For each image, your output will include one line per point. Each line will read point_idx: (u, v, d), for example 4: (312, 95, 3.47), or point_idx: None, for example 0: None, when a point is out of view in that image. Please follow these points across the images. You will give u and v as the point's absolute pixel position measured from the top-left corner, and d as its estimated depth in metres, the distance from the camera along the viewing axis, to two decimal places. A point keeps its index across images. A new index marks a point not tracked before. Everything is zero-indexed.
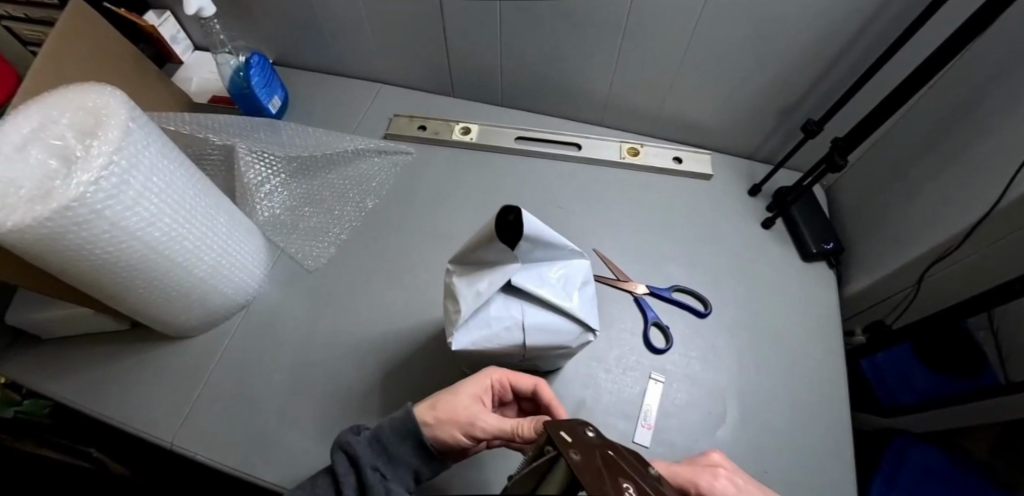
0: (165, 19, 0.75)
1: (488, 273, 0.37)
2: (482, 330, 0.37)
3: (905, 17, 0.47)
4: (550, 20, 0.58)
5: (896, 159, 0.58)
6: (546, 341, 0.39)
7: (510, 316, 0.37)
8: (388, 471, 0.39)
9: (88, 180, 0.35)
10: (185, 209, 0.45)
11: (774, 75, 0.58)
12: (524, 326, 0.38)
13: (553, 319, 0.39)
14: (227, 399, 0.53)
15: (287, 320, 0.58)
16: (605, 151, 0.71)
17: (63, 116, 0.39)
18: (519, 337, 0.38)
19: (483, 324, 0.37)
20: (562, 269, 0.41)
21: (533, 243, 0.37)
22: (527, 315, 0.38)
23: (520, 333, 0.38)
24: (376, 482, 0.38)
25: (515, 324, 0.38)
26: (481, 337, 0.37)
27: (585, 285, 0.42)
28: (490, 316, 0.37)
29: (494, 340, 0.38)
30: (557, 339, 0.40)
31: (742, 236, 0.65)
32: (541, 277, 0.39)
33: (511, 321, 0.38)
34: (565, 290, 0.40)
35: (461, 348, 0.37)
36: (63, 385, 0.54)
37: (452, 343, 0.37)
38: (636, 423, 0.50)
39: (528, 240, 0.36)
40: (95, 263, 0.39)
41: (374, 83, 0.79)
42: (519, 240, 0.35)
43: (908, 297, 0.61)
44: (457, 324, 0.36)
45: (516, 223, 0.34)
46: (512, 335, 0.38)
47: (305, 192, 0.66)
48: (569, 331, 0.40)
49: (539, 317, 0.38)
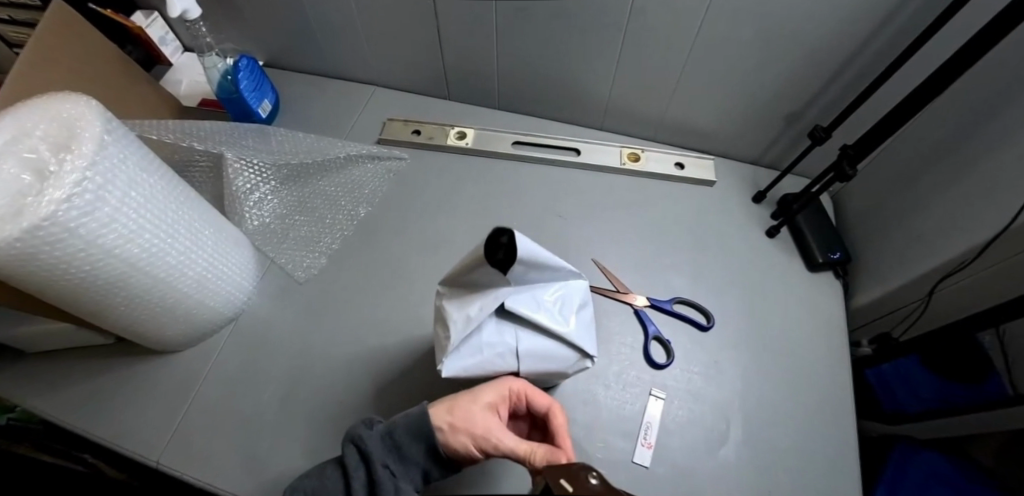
0: (153, 20, 0.73)
1: (478, 297, 0.35)
2: (473, 356, 0.36)
3: (918, 21, 0.45)
4: (547, 22, 0.56)
5: (907, 168, 0.56)
6: (540, 367, 0.38)
7: (503, 343, 0.36)
8: (399, 469, 0.37)
9: (60, 197, 0.33)
10: (167, 223, 0.43)
11: (780, 79, 0.56)
12: (517, 353, 0.37)
13: (548, 345, 0.38)
14: (216, 416, 0.51)
15: (278, 333, 0.56)
16: (605, 157, 0.69)
17: (38, 127, 0.37)
18: (511, 364, 0.37)
19: (475, 351, 0.36)
20: (558, 291, 0.39)
21: (527, 268, 0.35)
22: (520, 341, 0.37)
23: (512, 359, 0.37)
24: (386, 480, 0.36)
25: (509, 350, 0.37)
26: (473, 363, 0.36)
27: (582, 307, 0.41)
28: (482, 342, 0.36)
29: (487, 366, 0.36)
30: (552, 365, 0.39)
31: (746, 245, 0.63)
32: (536, 301, 0.37)
33: (504, 347, 0.36)
34: (561, 314, 0.38)
35: (451, 373, 0.36)
36: (49, 400, 0.53)
37: (442, 369, 0.35)
38: (636, 442, 0.49)
39: (522, 265, 0.34)
40: (70, 281, 0.38)
41: (369, 85, 0.77)
42: (512, 265, 0.34)
43: (918, 309, 0.59)
44: (448, 350, 0.35)
45: (509, 249, 0.33)
46: (505, 362, 0.37)
47: (296, 199, 0.65)
48: (565, 358, 0.39)
49: (533, 343, 0.37)
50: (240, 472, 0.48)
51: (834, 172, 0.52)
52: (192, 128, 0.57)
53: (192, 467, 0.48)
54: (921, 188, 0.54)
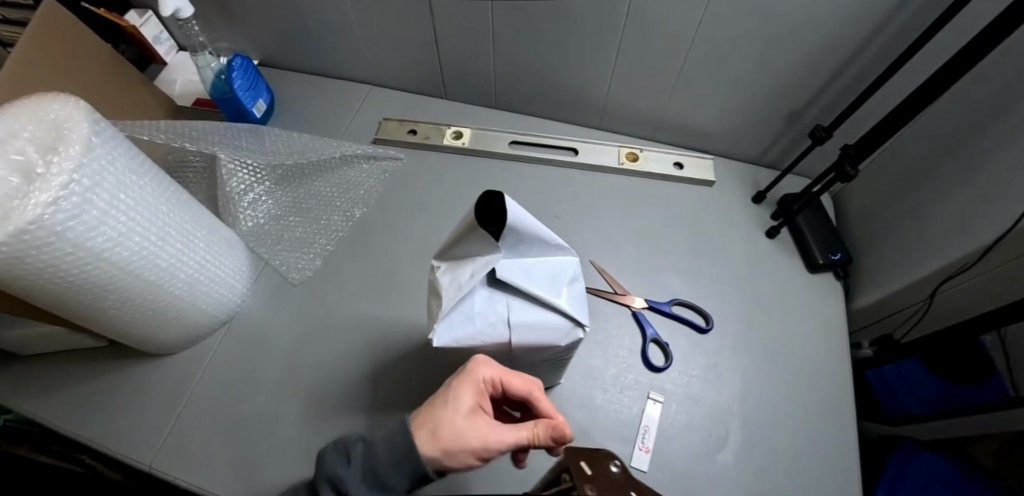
0: (147, 19, 0.73)
1: (468, 265, 0.34)
2: (465, 325, 0.35)
3: (921, 21, 0.44)
4: (543, 20, 0.55)
5: (909, 169, 0.55)
6: (533, 339, 0.35)
7: (493, 312, 0.35)
8: None
9: (46, 201, 0.33)
10: (156, 225, 0.43)
11: (780, 79, 0.56)
12: (509, 323, 0.35)
13: (539, 314, 0.35)
14: (209, 420, 0.51)
15: (272, 336, 0.56)
16: (603, 157, 0.68)
17: (24, 127, 0.36)
18: (504, 334, 0.35)
19: (465, 318, 0.35)
20: (551, 263, 0.37)
21: (518, 234, 0.33)
22: (512, 310, 0.35)
23: (504, 329, 0.35)
24: None
25: (500, 319, 0.35)
26: (465, 333, 0.35)
27: (576, 281, 0.39)
28: (473, 311, 0.35)
29: (478, 337, 0.35)
30: (546, 338, 0.36)
31: (745, 246, 0.62)
32: (527, 271, 0.36)
33: (495, 317, 0.35)
34: (554, 284, 0.37)
35: (444, 345, 0.35)
36: (42, 403, 0.52)
37: (433, 338, 0.34)
38: (634, 446, 0.48)
39: (512, 231, 0.33)
40: (58, 284, 0.37)
41: (365, 84, 0.76)
42: (501, 230, 0.33)
43: (920, 311, 0.59)
44: (439, 318, 0.34)
45: (498, 211, 0.32)
46: (496, 332, 0.35)
47: (291, 200, 0.64)
48: (558, 328, 0.36)
49: (524, 313, 0.35)
50: (234, 477, 0.47)
51: (835, 172, 0.52)
52: (185, 129, 0.56)
53: (185, 472, 0.47)
54: (922, 188, 0.53)
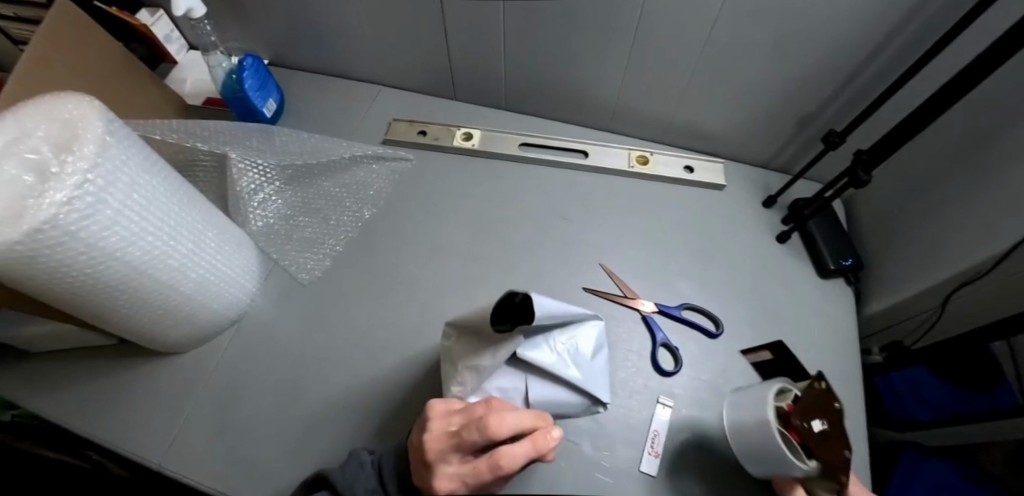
0: (158, 18, 0.73)
1: (488, 345, 0.35)
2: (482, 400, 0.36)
3: (936, 26, 0.44)
4: (553, 21, 0.55)
5: (923, 174, 0.54)
6: (548, 410, 0.38)
7: (512, 387, 0.36)
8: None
9: (60, 201, 0.33)
10: (169, 225, 0.43)
11: (793, 84, 0.55)
12: (525, 397, 0.37)
13: (558, 392, 0.37)
14: (217, 420, 0.51)
15: (281, 335, 0.56)
16: (613, 159, 0.68)
17: (39, 128, 0.37)
18: (519, 407, 0.37)
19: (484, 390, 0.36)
20: (574, 336, 0.38)
21: (541, 319, 0.35)
22: (530, 387, 0.37)
23: (520, 402, 0.37)
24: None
25: (517, 395, 0.37)
26: None
27: (597, 352, 0.40)
28: (491, 385, 0.36)
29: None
30: (562, 409, 0.38)
31: (756, 250, 0.62)
32: (548, 348, 0.37)
33: (511, 390, 0.36)
34: (573, 359, 0.38)
35: None
36: (52, 401, 0.53)
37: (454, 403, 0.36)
38: (642, 450, 0.48)
39: (536, 318, 0.34)
40: (70, 283, 0.37)
41: (375, 85, 0.76)
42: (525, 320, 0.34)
43: (932, 317, 0.58)
44: (458, 393, 0.36)
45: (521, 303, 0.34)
46: (513, 406, 0.36)
47: (301, 200, 0.64)
48: (574, 402, 0.38)
49: (543, 390, 0.37)
50: (242, 476, 0.47)
51: (848, 177, 0.51)
52: (196, 128, 0.56)
53: (194, 470, 0.48)
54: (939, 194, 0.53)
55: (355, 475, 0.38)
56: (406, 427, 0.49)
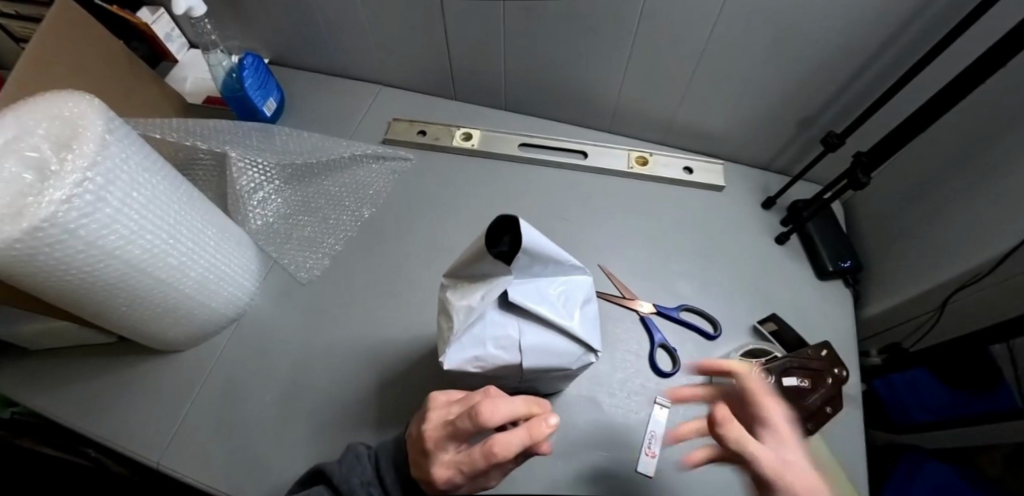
0: (159, 16, 0.73)
1: (479, 287, 0.35)
2: (476, 349, 0.34)
3: (936, 29, 0.44)
4: (554, 22, 0.55)
5: (920, 177, 0.55)
6: (545, 362, 0.36)
7: (506, 334, 0.35)
8: None
9: (60, 199, 0.33)
10: (169, 223, 0.43)
11: (792, 86, 0.55)
12: (521, 346, 0.35)
13: (552, 339, 0.36)
14: (216, 418, 0.51)
15: (280, 334, 0.56)
16: (613, 160, 0.68)
17: (39, 126, 0.37)
18: (516, 358, 0.35)
19: (478, 341, 0.34)
20: (562, 285, 0.38)
21: (532, 258, 0.34)
22: (524, 334, 0.35)
23: (516, 352, 0.35)
24: None
25: (512, 343, 0.35)
26: (476, 357, 0.34)
27: (587, 302, 0.40)
28: (484, 333, 0.34)
29: (489, 361, 0.35)
30: (559, 362, 0.37)
31: (756, 252, 0.62)
32: (539, 294, 0.36)
33: (506, 339, 0.35)
34: (564, 306, 0.37)
35: (454, 367, 0.34)
36: (52, 399, 0.53)
37: (444, 363, 0.34)
38: (640, 451, 0.48)
39: (527, 254, 0.34)
40: (71, 281, 0.38)
41: (375, 85, 0.76)
42: (517, 253, 0.33)
43: (931, 320, 0.59)
44: (450, 341, 0.34)
45: (512, 236, 0.34)
46: (508, 355, 0.35)
47: (300, 199, 0.64)
48: (569, 352, 0.37)
49: (538, 337, 0.35)
50: (242, 475, 0.47)
51: (847, 179, 0.51)
52: (196, 127, 0.56)
53: (193, 468, 0.48)
54: (937, 196, 0.53)
55: (351, 468, 0.38)
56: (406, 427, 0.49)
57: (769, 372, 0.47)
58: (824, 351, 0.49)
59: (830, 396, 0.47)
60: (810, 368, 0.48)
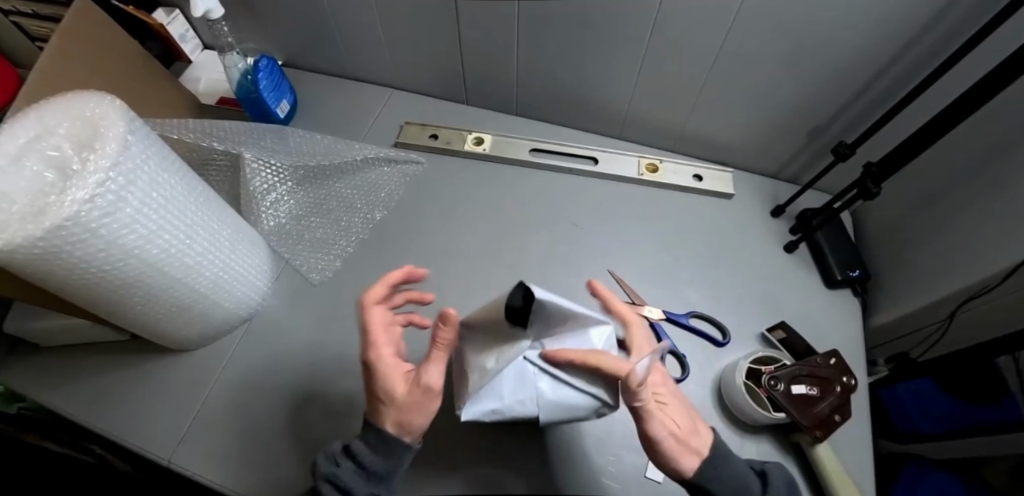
0: (173, 17, 0.73)
1: (496, 349, 0.33)
2: (494, 403, 0.35)
3: (950, 41, 0.45)
4: (567, 30, 0.56)
5: (930, 188, 0.55)
6: (561, 413, 0.36)
7: (522, 392, 0.34)
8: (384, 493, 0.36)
9: (83, 198, 0.33)
10: (185, 223, 0.43)
11: (804, 95, 0.56)
12: (540, 401, 0.35)
13: (570, 396, 0.35)
14: (226, 417, 0.51)
15: (293, 334, 0.57)
16: (624, 167, 0.68)
17: (59, 126, 0.37)
18: (532, 412, 0.35)
19: (496, 398, 0.34)
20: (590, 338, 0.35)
21: (548, 315, 0.32)
22: (542, 391, 0.35)
23: (533, 408, 0.35)
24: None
25: (529, 398, 0.35)
26: (494, 410, 0.35)
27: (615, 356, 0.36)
28: (502, 390, 0.34)
29: (506, 412, 0.35)
30: (575, 413, 0.37)
31: (765, 260, 0.62)
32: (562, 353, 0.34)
33: (524, 396, 0.35)
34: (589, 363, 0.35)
35: (472, 418, 0.35)
36: (65, 395, 0.53)
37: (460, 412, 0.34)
38: (648, 457, 0.48)
39: (543, 312, 0.31)
40: (90, 279, 0.38)
41: (387, 89, 0.77)
42: (533, 313, 0.31)
43: (940, 329, 0.59)
44: (467, 397, 0.34)
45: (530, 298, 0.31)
46: (524, 410, 0.35)
47: (311, 201, 0.65)
48: (588, 407, 0.36)
49: (556, 394, 0.35)
50: (253, 474, 0.48)
51: (857, 189, 0.52)
52: (212, 128, 0.56)
53: (205, 466, 0.48)
54: (948, 207, 0.54)
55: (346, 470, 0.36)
56: None
57: (778, 379, 0.48)
58: (833, 358, 0.49)
59: (839, 404, 0.47)
60: (820, 376, 0.48)
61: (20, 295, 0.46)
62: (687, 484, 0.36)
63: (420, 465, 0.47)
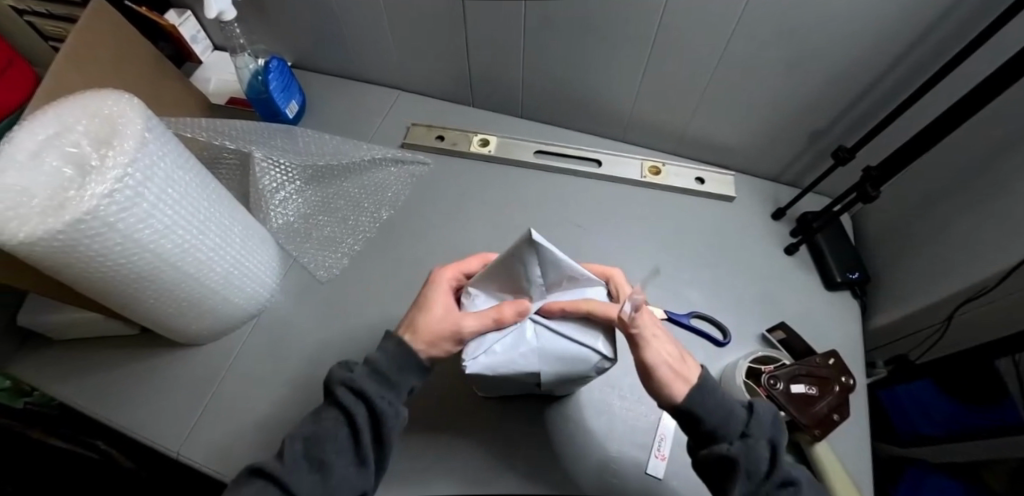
0: (186, 18, 0.75)
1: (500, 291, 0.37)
2: (497, 356, 0.36)
3: (949, 47, 0.46)
4: (572, 33, 0.57)
5: (928, 192, 0.56)
6: (562, 366, 0.37)
7: (522, 342, 0.37)
8: (393, 395, 0.36)
9: (102, 193, 0.34)
10: (198, 218, 0.44)
11: (805, 98, 0.57)
12: (539, 352, 0.37)
13: (567, 346, 0.37)
14: (234, 412, 0.52)
15: (300, 330, 0.58)
16: (626, 169, 0.69)
17: (79, 123, 0.38)
18: (533, 364, 0.37)
19: (497, 351, 0.36)
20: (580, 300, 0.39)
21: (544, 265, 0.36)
22: (540, 342, 0.37)
23: (534, 360, 0.37)
24: (386, 406, 0.35)
25: (530, 350, 0.37)
26: (498, 363, 0.36)
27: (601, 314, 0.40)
28: (504, 341, 0.37)
29: (509, 366, 0.37)
30: (575, 366, 0.38)
31: (765, 262, 0.63)
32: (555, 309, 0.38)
33: (524, 346, 0.37)
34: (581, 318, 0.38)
35: (478, 373, 0.36)
36: (76, 388, 0.54)
37: (465, 366, 0.36)
38: (649, 454, 0.49)
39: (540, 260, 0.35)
40: (106, 272, 0.39)
41: (394, 90, 0.78)
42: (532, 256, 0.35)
43: (938, 332, 0.60)
44: (470, 349, 0.36)
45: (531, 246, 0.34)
46: (526, 360, 0.37)
47: (319, 200, 0.66)
48: (586, 357, 0.37)
49: (553, 344, 0.37)
50: None
51: (856, 192, 0.53)
52: (223, 128, 0.58)
53: (213, 458, 0.49)
54: (947, 210, 0.54)
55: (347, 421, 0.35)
56: (420, 426, 0.50)
57: (777, 379, 0.48)
58: (832, 358, 0.50)
59: (836, 403, 0.48)
60: (818, 376, 0.49)
61: (36, 287, 0.47)
62: (679, 413, 0.36)
63: (425, 458, 0.48)
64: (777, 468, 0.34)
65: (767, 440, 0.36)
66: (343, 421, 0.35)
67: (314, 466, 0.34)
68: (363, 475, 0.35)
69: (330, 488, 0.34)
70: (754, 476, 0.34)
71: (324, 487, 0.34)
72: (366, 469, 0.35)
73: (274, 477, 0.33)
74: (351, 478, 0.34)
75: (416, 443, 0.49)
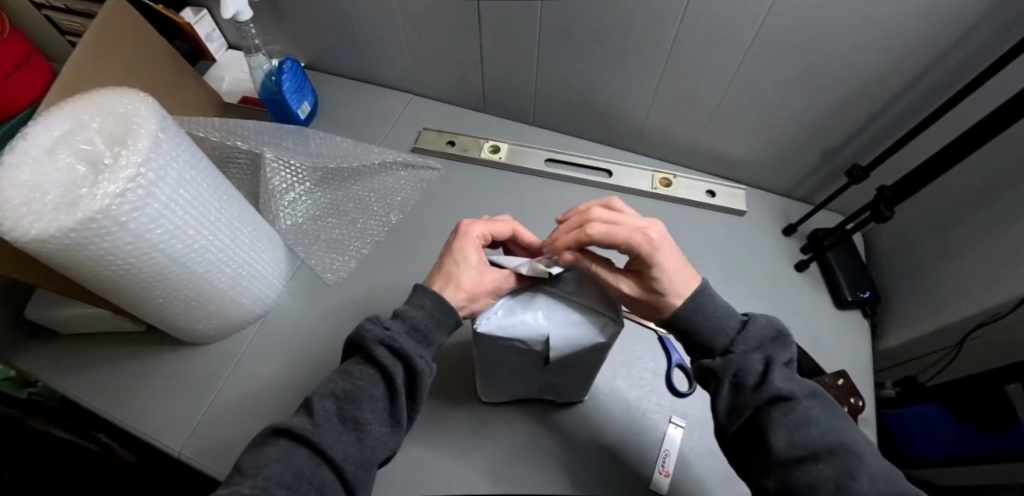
0: (201, 17, 0.75)
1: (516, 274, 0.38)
2: (508, 316, 0.36)
3: (967, 70, 0.45)
4: (587, 44, 0.57)
5: (943, 214, 0.55)
6: (570, 330, 0.36)
7: (532, 305, 0.37)
8: (428, 354, 0.37)
9: (114, 192, 0.34)
10: (209, 218, 0.44)
11: (820, 116, 0.56)
12: (547, 312, 0.36)
13: (573, 310, 0.37)
14: (237, 412, 0.52)
15: (306, 333, 0.57)
16: (637, 180, 0.69)
17: (93, 120, 0.38)
18: (542, 324, 0.35)
19: (506, 311, 0.36)
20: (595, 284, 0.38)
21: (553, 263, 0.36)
22: (549, 306, 0.37)
23: (543, 321, 0.36)
24: (423, 365, 0.35)
25: (539, 312, 0.36)
26: (508, 321, 0.35)
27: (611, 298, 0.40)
28: (516, 304, 0.37)
29: (518, 325, 0.35)
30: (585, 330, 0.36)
31: (775, 278, 0.63)
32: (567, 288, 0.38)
33: (533, 307, 0.37)
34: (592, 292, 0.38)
35: (489, 332, 0.35)
36: (80, 384, 0.54)
37: (477, 325, 0.35)
38: (653, 469, 0.48)
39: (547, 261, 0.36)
40: (115, 271, 0.39)
41: (406, 94, 0.78)
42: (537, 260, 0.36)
43: (949, 355, 0.60)
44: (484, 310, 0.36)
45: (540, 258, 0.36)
46: (535, 321, 0.36)
47: (329, 202, 0.66)
48: (590, 321, 0.36)
49: (560, 309, 0.37)
50: None
51: (870, 211, 0.53)
52: (237, 128, 0.58)
53: (213, 460, 0.49)
54: (960, 232, 0.54)
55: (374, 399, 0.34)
56: (424, 434, 0.50)
57: None
58: (841, 378, 0.51)
59: None
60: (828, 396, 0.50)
61: (46, 284, 0.47)
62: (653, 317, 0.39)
63: (427, 465, 0.48)
64: (766, 384, 0.32)
65: (760, 355, 0.34)
66: (379, 379, 0.35)
67: (348, 425, 0.33)
68: (396, 434, 0.35)
69: (366, 447, 0.33)
70: (742, 387, 0.33)
71: (359, 446, 0.33)
72: (399, 429, 0.35)
73: (308, 440, 0.32)
74: (385, 439, 0.34)
75: (421, 450, 0.49)
